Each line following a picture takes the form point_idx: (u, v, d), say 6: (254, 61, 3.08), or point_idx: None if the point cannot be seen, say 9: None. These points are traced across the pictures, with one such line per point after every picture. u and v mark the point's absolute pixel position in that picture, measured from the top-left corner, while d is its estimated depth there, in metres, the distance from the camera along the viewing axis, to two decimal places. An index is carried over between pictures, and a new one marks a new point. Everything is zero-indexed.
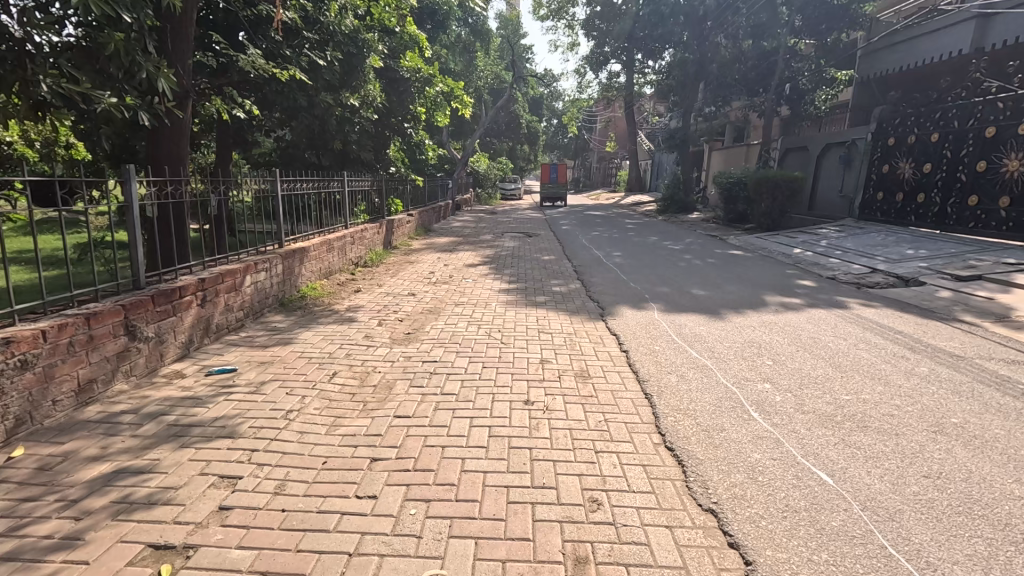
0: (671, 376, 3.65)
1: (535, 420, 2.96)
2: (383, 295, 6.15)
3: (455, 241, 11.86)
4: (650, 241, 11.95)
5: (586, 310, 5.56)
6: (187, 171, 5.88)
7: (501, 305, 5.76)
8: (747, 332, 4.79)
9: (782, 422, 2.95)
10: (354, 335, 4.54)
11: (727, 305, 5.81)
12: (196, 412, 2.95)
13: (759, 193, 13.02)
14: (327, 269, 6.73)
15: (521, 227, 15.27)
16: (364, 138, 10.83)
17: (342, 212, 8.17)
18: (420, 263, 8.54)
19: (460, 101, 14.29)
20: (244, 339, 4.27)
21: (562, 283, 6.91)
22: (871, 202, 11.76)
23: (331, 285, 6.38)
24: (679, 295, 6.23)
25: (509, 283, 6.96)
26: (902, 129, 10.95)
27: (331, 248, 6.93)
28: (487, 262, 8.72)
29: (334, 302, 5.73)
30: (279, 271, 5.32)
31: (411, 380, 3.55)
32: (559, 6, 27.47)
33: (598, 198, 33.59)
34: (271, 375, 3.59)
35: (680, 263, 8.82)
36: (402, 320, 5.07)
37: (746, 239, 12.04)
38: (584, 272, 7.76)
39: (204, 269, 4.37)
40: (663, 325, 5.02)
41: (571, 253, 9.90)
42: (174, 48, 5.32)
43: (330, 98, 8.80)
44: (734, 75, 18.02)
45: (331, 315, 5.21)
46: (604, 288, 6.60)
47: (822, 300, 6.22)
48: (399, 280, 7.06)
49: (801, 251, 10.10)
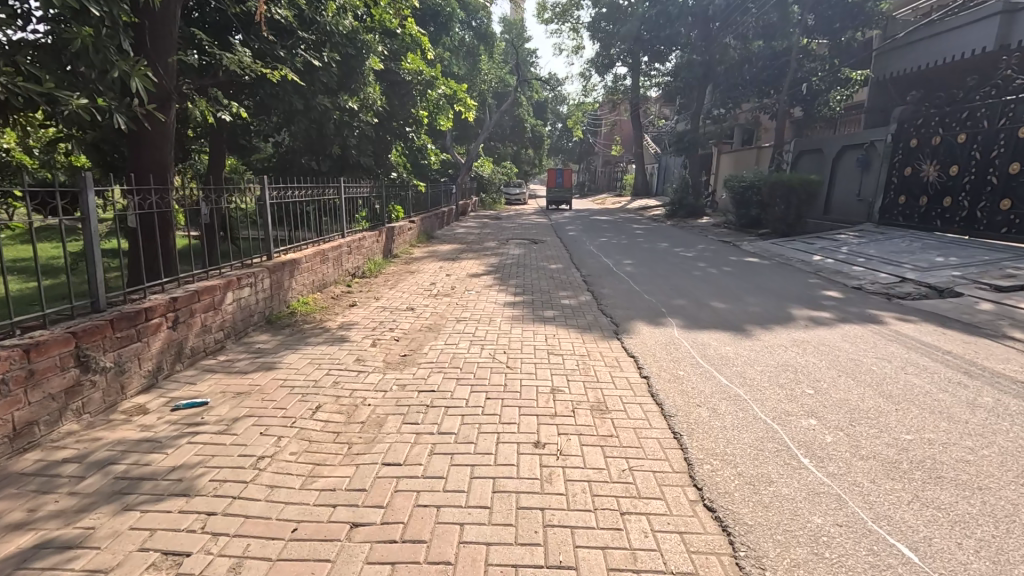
0: (701, 410, 3.20)
1: (547, 470, 2.53)
2: (381, 310, 5.72)
3: (459, 248, 11.46)
4: (661, 247, 11.48)
5: (599, 327, 5.13)
6: (172, 178, 5.52)
7: (506, 320, 5.33)
8: (780, 354, 4.32)
9: (840, 472, 2.50)
10: (345, 358, 4.11)
11: (752, 320, 5.34)
12: (151, 460, 2.53)
13: (773, 197, 12.55)
14: (321, 281, 6.32)
15: (527, 233, 14.85)
16: (364, 143, 10.48)
17: (341, 221, 7.77)
18: (421, 273, 8.13)
19: (463, 104, 13.94)
20: (222, 364, 3.86)
21: (572, 295, 6.48)
22: (892, 206, 11.26)
23: (325, 299, 5.97)
24: (697, 308, 5.80)
25: (515, 294, 6.53)
26: (925, 130, 10.46)
27: (326, 259, 6.52)
28: (491, 271, 8.30)
29: (326, 318, 5.32)
30: (266, 286, 4.91)
31: (405, 416, 3.12)
32: (563, 9, 27.20)
33: (604, 202, 33.13)
34: (247, 409, 3.16)
35: (694, 272, 8.36)
36: (398, 340, 4.64)
37: (761, 245, 11.55)
38: (594, 282, 7.32)
39: (179, 286, 3.97)
40: (684, 344, 4.57)
41: (579, 260, 9.47)
42: (153, 48, 4.95)
43: (328, 101, 8.45)
44: (744, 77, 17.58)
45: (322, 333, 4.79)
46: (616, 300, 6.17)
47: (853, 313, 5.74)
48: (398, 292, 6.65)
49: (821, 258, 9.61)
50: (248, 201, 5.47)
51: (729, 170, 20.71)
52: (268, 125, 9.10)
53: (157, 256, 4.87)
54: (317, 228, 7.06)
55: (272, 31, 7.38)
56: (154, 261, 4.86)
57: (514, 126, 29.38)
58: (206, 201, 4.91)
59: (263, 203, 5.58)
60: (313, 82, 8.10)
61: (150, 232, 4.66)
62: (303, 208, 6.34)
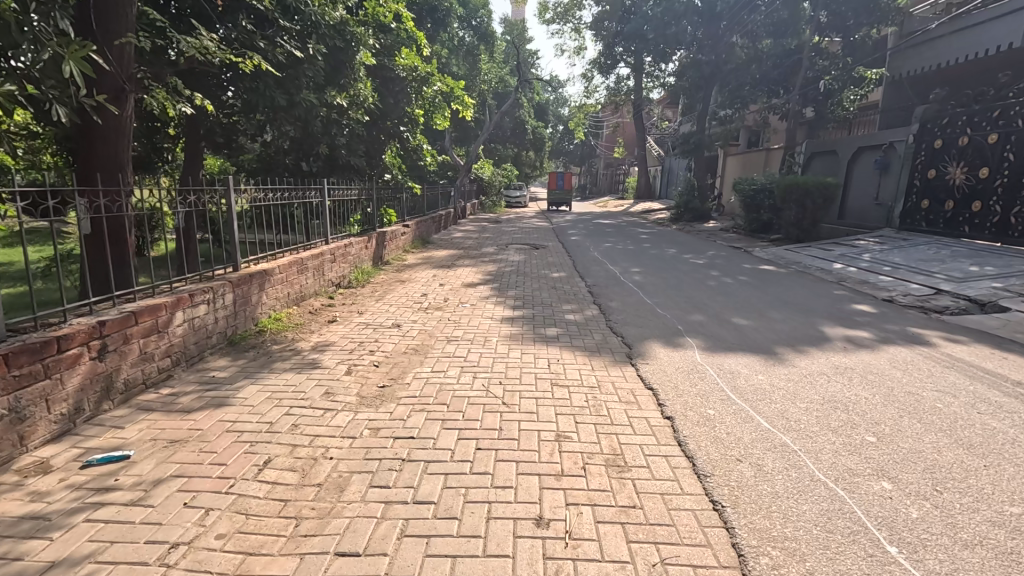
0: (743, 467, 2.57)
1: (553, 565, 1.91)
2: (364, 328, 5.06)
3: (455, 254, 10.83)
4: (669, 253, 10.84)
5: (610, 349, 4.48)
6: (130, 177, 4.90)
7: (503, 341, 4.68)
8: (823, 384, 3.69)
9: (943, 570, 1.88)
10: (312, 392, 3.47)
11: (782, 340, 4.70)
12: (24, 553, 1.92)
13: (787, 200, 11.91)
14: (299, 293, 5.66)
15: (528, 237, 14.22)
16: (354, 142, 9.87)
17: (325, 227, 7.07)
18: (412, 283, 7.49)
19: (461, 102, 13.29)
20: (162, 400, 3.23)
21: (577, 309, 5.84)
22: (914, 210, 10.65)
23: (300, 315, 5.32)
24: (719, 327, 5.17)
25: (514, 308, 5.90)
26: (951, 130, 9.86)
27: (305, 268, 5.86)
28: (489, 280, 7.68)
29: (299, 338, 4.67)
30: (228, 302, 4.28)
31: (372, 477, 2.49)
32: (566, 9, 26.67)
33: (607, 205, 32.49)
34: (177, 465, 2.53)
35: (708, 282, 7.73)
36: (378, 366, 4.00)
37: (774, 251, 10.92)
38: (600, 293, 6.68)
39: (115, 305, 3.35)
40: (709, 372, 3.94)
41: (583, 268, 8.84)
42: (101, 29, 4.34)
43: (314, 96, 7.88)
44: (753, 77, 17.00)
45: (290, 357, 4.16)
46: (628, 316, 5.52)
47: (893, 332, 5.10)
48: (385, 306, 6.02)
49: (842, 266, 8.97)
50: (218, 205, 4.88)
51: (736, 173, 20.09)
52: (254, 124, 8.54)
53: (116, 266, 4.34)
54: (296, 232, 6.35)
55: (251, 20, 6.81)
56: (112, 272, 4.32)
57: (515, 128, 28.86)
58: (173, 202, 4.37)
59: (233, 208, 4.96)
60: (297, 78, 7.57)
61: (104, 237, 4.10)
62: (285, 213, 5.74)
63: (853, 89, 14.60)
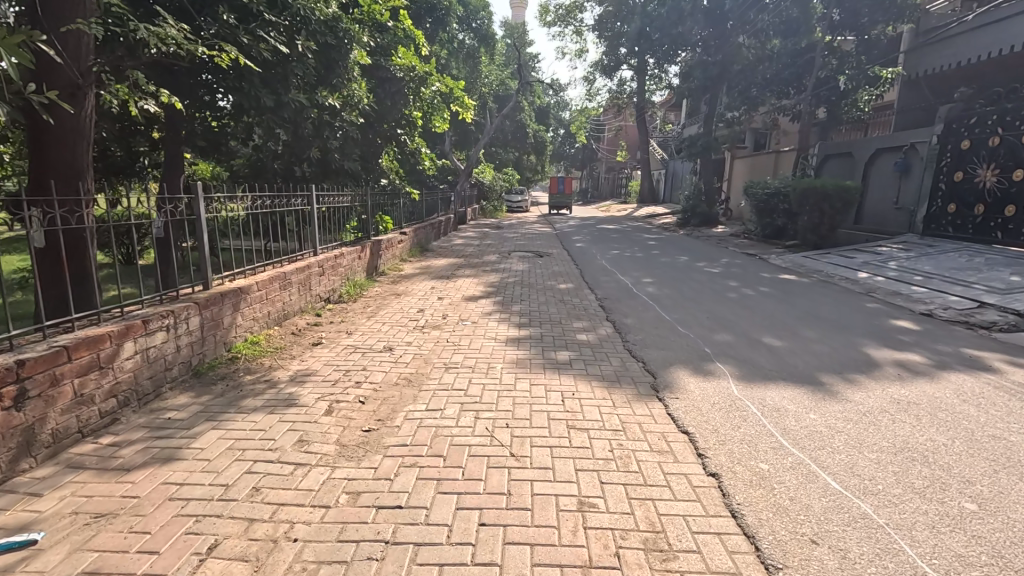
0: (819, 552, 2.03)
1: None
2: (352, 353, 4.48)
3: (455, 263, 10.29)
4: (681, 261, 10.29)
5: (632, 380, 3.89)
6: (89, 186, 4.32)
7: (509, 369, 4.12)
8: (887, 424, 3.13)
9: None
10: (283, 440, 2.91)
11: (824, 367, 4.14)
12: None
13: (802, 204, 11.34)
14: (281, 312, 5.10)
15: (530, 244, 13.69)
16: (348, 145, 9.34)
17: (315, 237, 6.48)
18: (408, 296, 6.92)
19: (461, 103, 12.75)
20: (98, 453, 2.68)
21: (589, 327, 5.28)
22: (939, 215, 10.14)
23: (282, 337, 4.76)
24: (749, 349, 4.63)
25: (520, 326, 5.33)
26: (980, 130, 9.38)
27: (289, 283, 5.29)
28: (491, 293, 7.13)
29: (277, 367, 4.09)
30: (193, 327, 3.72)
31: (346, 570, 1.93)
32: (567, 11, 26.24)
33: (610, 209, 31.95)
34: (95, 555, 1.98)
35: (728, 294, 7.17)
36: (364, 403, 3.44)
37: (791, 258, 10.36)
38: (613, 307, 6.12)
39: (50, 337, 2.81)
40: (750, 409, 3.37)
41: (592, 278, 8.27)
42: (47, 16, 3.81)
43: (303, 97, 7.40)
44: (762, 77, 16.48)
45: (262, 391, 3.60)
46: (648, 336, 4.95)
47: (947, 355, 4.54)
48: (377, 324, 5.46)
49: (868, 274, 8.40)
50: (188, 211, 4.37)
51: (744, 176, 19.54)
52: (243, 127, 8.05)
53: (75, 286, 3.84)
54: (282, 240, 5.80)
55: (233, 12, 6.32)
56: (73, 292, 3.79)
57: (516, 132, 28.40)
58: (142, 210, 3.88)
59: (202, 216, 4.44)
60: (285, 77, 7.11)
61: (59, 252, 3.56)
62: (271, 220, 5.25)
63: (868, 89, 14.23)
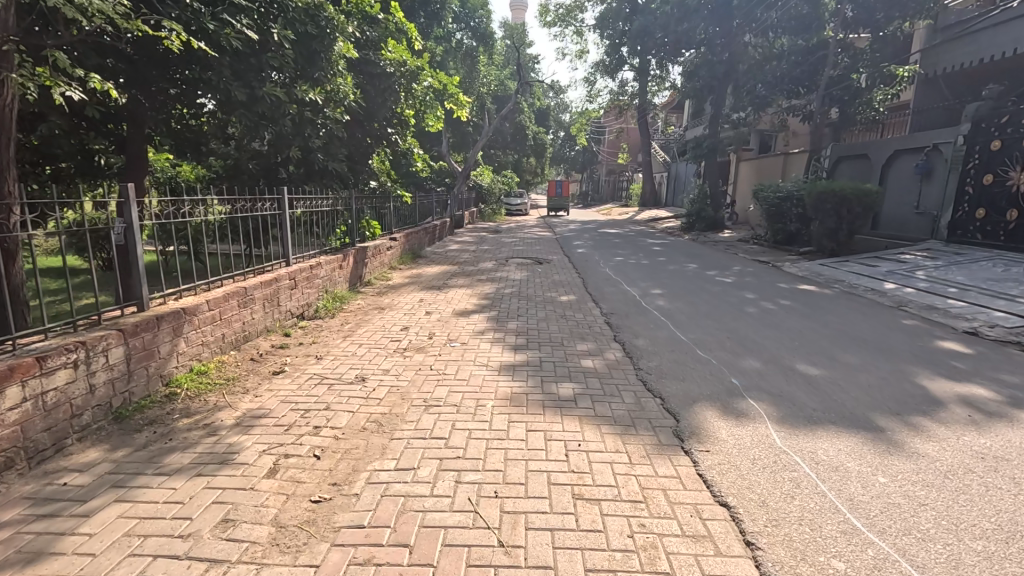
0: None
1: None
2: (317, 386, 3.80)
3: (449, 270, 9.64)
4: (690, 269, 9.63)
5: (650, 424, 3.20)
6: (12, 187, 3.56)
7: (503, 406, 3.45)
8: (982, 493, 2.45)
9: None
10: (203, 519, 2.23)
11: (878, 405, 3.45)
12: None
13: (818, 208, 10.68)
14: (240, 334, 4.41)
15: (529, 250, 13.03)
16: (332, 145, 8.67)
17: (287, 245, 5.80)
18: (393, 310, 6.25)
19: (455, 100, 12.07)
20: None
21: (595, 351, 4.61)
22: (965, 221, 9.58)
23: (238, 364, 4.08)
24: (782, 378, 3.96)
25: (516, 349, 4.67)
26: (1012, 131, 8.78)
27: (251, 299, 4.62)
28: (485, 307, 6.46)
29: (223, 406, 3.40)
30: (114, 361, 3.05)
31: None
32: (567, 11, 25.64)
33: (612, 212, 31.24)
34: None
35: (746, 309, 6.49)
36: (319, 461, 2.75)
37: (808, 266, 9.71)
38: (620, 325, 5.45)
39: None
40: (801, 467, 2.68)
41: (596, 289, 7.62)
42: None
43: (280, 91, 6.73)
44: (770, 76, 15.86)
45: (197, 441, 2.92)
46: (664, 363, 4.29)
47: (1016, 387, 3.87)
48: (353, 346, 4.79)
49: (896, 285, 7.75)
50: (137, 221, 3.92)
51: (750, 179, 18.92)
52: (217, 125, 7.46)
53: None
54: (245, 244, 5.20)
55: None
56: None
57: (515, 133, 27.79)
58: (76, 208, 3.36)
59: (135, 224, 3.70)
60: (261, 68, 6.55)
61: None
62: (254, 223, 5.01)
63: (883, 89, 13.37)
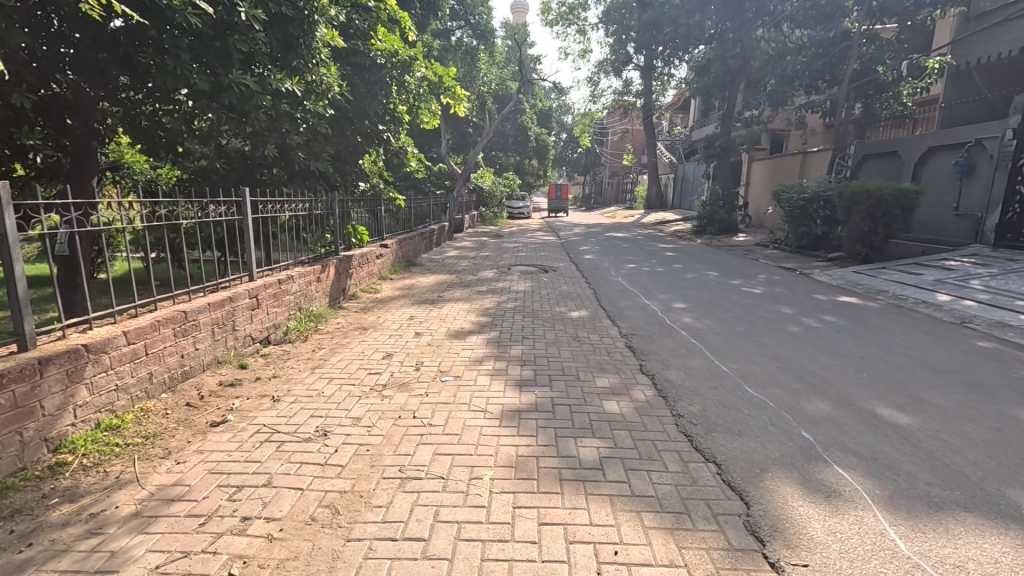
0: None
1: None
2: (263, 445, 2.90)
3: (443, 280, 8.78)
4: (711, 278, 8.74)
5: (709, 511, 2.30)
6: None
7: (505, 480, 2.54)
8: None
9: None
10: None
11: (1014, 478, 2.54)
12: None
13: (849, 209, 9.79)
14: (177, 370, 3.53)
15: (533, 257, 12.14)
16: (315, 143, 7.80)
17: (250, 257, 5.00)
18: (376, 331, 5.36)
19: (452, 95, 11.14)
20: None
21: (620, 389, 3.72)
22: (1016, 225, 8.77)
23: (166, 412, 3.19)
24: (867, 431, 3.06)
25: (522, 386, 3.77)
26: None
27: (195, 325, 3.74)
28: (484, 325, 5.58)
29: (128, 481, 2.52)
30: None
31: None
32: (569, 9, 24.82)
33: (616, 215, 30.35)
34: None
35: (787, 327, 5.59)
36: None
37: (841, 274, 8.81)
38: (645, 352, 4.55)
39: None
40: None
41: (611, 302, 6.75)
42: None
43: (250, 79, 5.80)
44: (788, 71, 14.97)
45: (65, 550, 2.04)
46: (706, 405, 3.41)
47: None
48: (321, 381, 3.90)
49: (949, 297, 6.85)
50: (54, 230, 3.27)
51: (765, 180, 18.02)
52: (184, 121, 6.64)
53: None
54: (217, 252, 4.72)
55: None
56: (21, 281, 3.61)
57: (516, 134, 26.93)
58: None
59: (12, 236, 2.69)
60: (227, 53, 5.71)
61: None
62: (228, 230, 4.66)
63: (911, 82, 12.79)
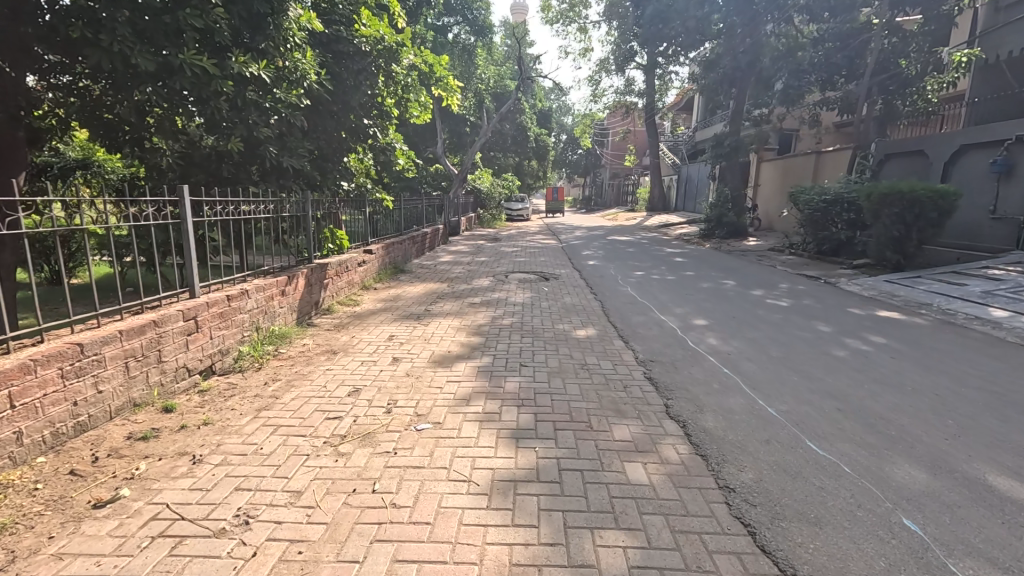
0: None
1: None
2: (154, 546, 2.05)
3: (433, 290, 7.98)
4: (730, 288, 7.91)
5: None
6: None
7: None
8: None
9: None
10: None
11: None
12: None
13: (877, 212, 8.97)
14: (63, 423, 2.69)
15: (533, 262, 11.32)
16: (291, 138, 6.96)
17: (189, 270, 4.07)
18: (347, 356, 4.51)
19: (444, 87, 10.32)
20: None
21: (650, 447, 2.84)
22: None
23: (32, 492, 2.32)
24: (992, 518, 2.23)
25: (521, 441, 2.91)
26: None
27: (98, 360, 2.89)
28: (474, 348, 4.74)
29: None
30: None
31: None
32: (570, 6, 23.99)
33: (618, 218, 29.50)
34: None
35: (832, 351, 4.76)
36: None
37: (871, 283, 8.00)
38: (675, 388, 3.68)
39: None
40: None
41: (622, 318, 5.92)
42: None
43: (208, 61, 4.84)
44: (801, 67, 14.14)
45: None
46: (762, 472, 2.58)
47: None
48: (261, 432, 3.04)
49: (1003, 311, 6.06)
50: None
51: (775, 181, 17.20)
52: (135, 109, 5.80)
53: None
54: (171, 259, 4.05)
55: None
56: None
57: (516, 134, 26.00)
58: None
59: None
60: (179, 29, 4.73)
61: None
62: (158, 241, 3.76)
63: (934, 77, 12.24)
